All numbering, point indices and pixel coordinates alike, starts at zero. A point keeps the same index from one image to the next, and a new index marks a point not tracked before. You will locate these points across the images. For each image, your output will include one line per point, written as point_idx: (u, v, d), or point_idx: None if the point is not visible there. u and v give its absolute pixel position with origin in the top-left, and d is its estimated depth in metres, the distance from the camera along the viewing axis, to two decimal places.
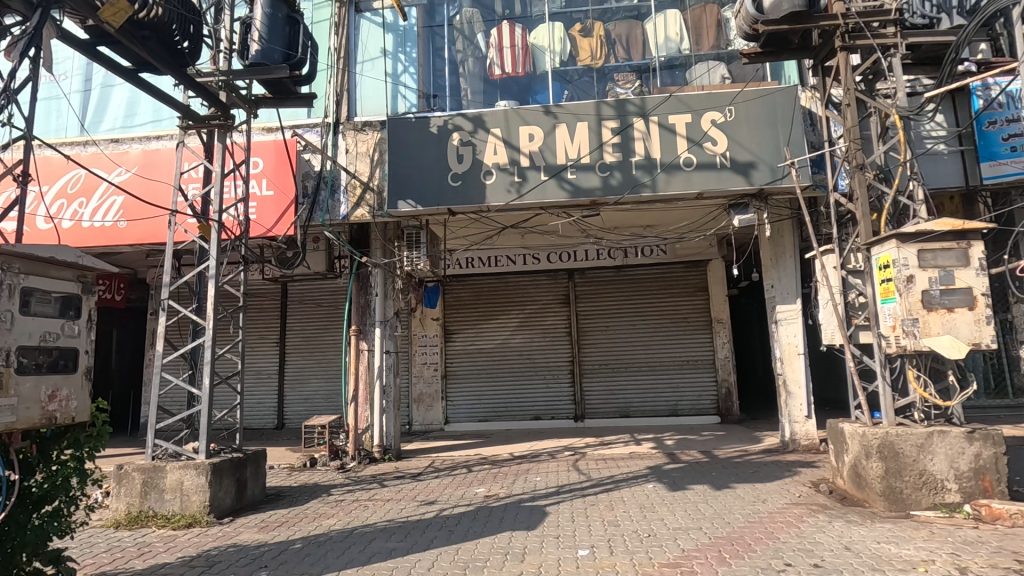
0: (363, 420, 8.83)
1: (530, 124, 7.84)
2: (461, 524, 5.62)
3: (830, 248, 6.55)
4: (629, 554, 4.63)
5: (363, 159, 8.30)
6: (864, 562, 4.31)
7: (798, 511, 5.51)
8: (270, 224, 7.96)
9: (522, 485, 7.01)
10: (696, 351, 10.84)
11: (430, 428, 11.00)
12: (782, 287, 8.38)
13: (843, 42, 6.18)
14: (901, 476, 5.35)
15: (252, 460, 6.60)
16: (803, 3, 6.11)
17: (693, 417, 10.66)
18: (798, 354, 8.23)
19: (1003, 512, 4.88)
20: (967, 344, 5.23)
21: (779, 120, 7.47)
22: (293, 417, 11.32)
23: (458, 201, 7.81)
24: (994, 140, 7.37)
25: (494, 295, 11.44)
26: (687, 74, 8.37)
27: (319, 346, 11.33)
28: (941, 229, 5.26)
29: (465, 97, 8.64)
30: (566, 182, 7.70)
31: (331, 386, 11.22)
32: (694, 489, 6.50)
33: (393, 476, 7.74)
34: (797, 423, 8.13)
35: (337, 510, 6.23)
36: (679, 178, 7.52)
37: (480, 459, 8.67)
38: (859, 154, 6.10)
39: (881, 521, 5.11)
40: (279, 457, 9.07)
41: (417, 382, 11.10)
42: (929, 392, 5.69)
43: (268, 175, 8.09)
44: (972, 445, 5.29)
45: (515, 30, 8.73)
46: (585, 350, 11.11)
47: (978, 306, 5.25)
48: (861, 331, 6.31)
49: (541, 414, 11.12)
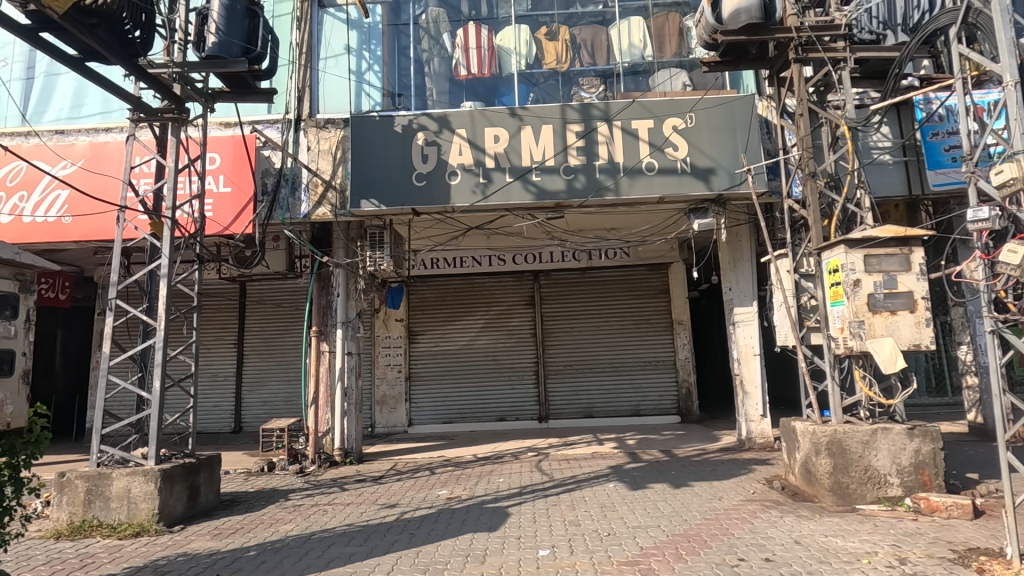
0: (323, 423, 8.63)
1: (495, 125, 7.85)
2: (422, 527, 5.57)
3: (784, 253, 6.76)
4: (588, 553, 4.69)
5: (325, 157, 8.15)
6: (813, 555, 4.48)
7: (752, 508, 5.68)
8: (227, 222, 7.75)
9: (485, 486, 7.01)
10: (658, 352, 11.06)
11: (393, 430, 10.87)
12: (739, 290, 8.62)
13: (796, 55, 6.46)
14: (847, 471, 5.59)
15: (206, 465, 6.39)
16: (760, 15, 6.28)
17: (655, 417, 10.88)
18: (754, 354, 8.49)
19: (939, 504, 5.16)
20: (909, 345, 5.49)
21: (737, 127, 7.69)
22: (251, 420, 10.99)
23: (423, 200, 7.75)
24: (937, 150, 7.71)
25: (460, 296, 11.39)
26: (650, 81, 8.53)
27: (280, 348, 11.08)
28: (885, 236, 5.51)
29: (431, 97, 8.58)
30: (531, 183, 7.74)
31: (291, 389, 10.99)
32: (654, 487, 6.63)
33: (353, 480, 7.61)
34: (753, 422, 8.37)
35: (295, 515, 6.08)
36: (642, 183, 7.66)
37: (443, 461, 8.62)
38: (811, 163, 6.34)
39: (829, 515, 5.33)
40: (236, 461, 8.80)
41: (380, 385, 10.98)
42: (873, 391, 5.95)
43: (226, 171, 7.88)
44: (912, 441, 5.56)
45: (481, 31, 8.73)
46: (549, 350, 11.19)
47: (919, 309, 5.53)
48: (812, 332, 6.57)
49: (506, 415, 11.12)
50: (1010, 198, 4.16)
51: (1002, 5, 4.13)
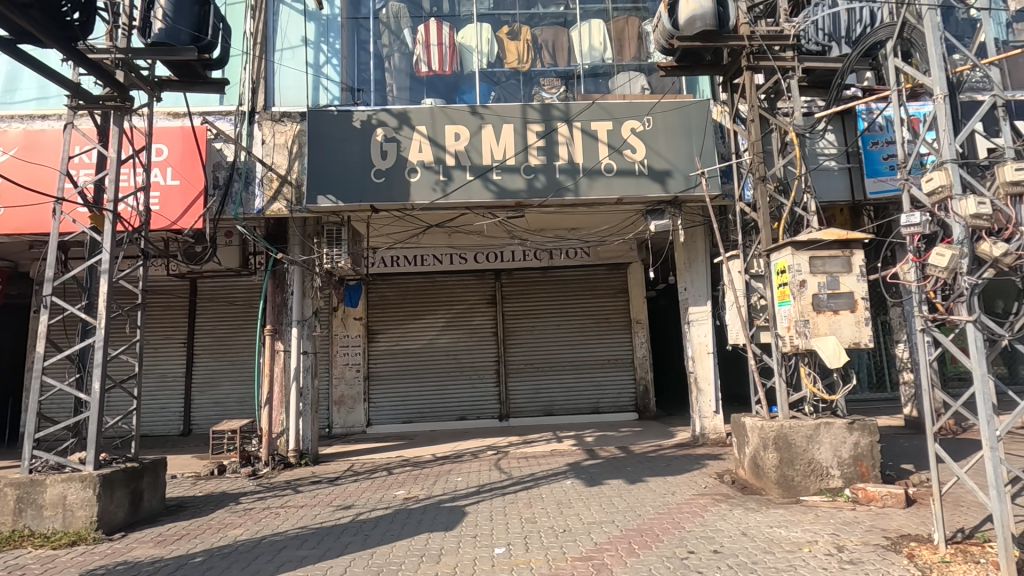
0: (278, 424, 8.42)
1: (456, 123, 7.82)
2: (378, 528, 5.50)
3: (736, 254, 6.98)
4: (544, 550, 4.73)
5: (280, 151, 7.94)
6: (758, 545, 4.65)
7: (703, 501, 5.85)
8: (175, 216, 7.45)
9: (443, 485, 6.98)
10: (617, 350, 11.25)
11: (352, 431, 10.67)
12: (694, 290, 8.86)
13: (748, 62, 6.68)
14: (793, 465, 5.82)
15: (150, 469, 6.12)
16: (714, 22, 6.52)
17: (614, 414, 11.06)
18: (708, 353, 8.73)
19: (875, 494, 5.42)
20: (850, 343, 5.75)
21: (693, 131, 7.89)
22: (201, 422, 10.60)
23: (382, 197, 7.64)
24: (876, 159, 8.14)
25: (421, 294, 11.29)
26: (610, 83, 8.64)
27: (233, 347, 10.75)
28: (829, 238, 5.76)
29: (391, 92, 8.44)
30: (491, 182, 7.74)
31: (245, 389, 10.69)
32: (610, 483, 6.74)
33: (308, 482, 7.44)
34: (706, 418, 8.61)
35: (245, 519, 5.91)
36: (601, 183, 7.77)
37: (401, 461, 8.52)
38: (761, 167, 6.56)
39: (775, 507, 5.54)
40: (184, 465, 8.47)
41: (337, 384, 10.72)
42: (817, 386, 6.21)
43: (174, 164, 7.56)
44: (852, 435, 5.83)
45: (443, 28, 8.67)
46: (511, 349, 11.22)
47: (859, 309, 5.80)
48: (761, 331, 6.80)
49: (466, 414, 11.09)
50: (939, 205, 4.39)
51: (932, 22, 4.34)
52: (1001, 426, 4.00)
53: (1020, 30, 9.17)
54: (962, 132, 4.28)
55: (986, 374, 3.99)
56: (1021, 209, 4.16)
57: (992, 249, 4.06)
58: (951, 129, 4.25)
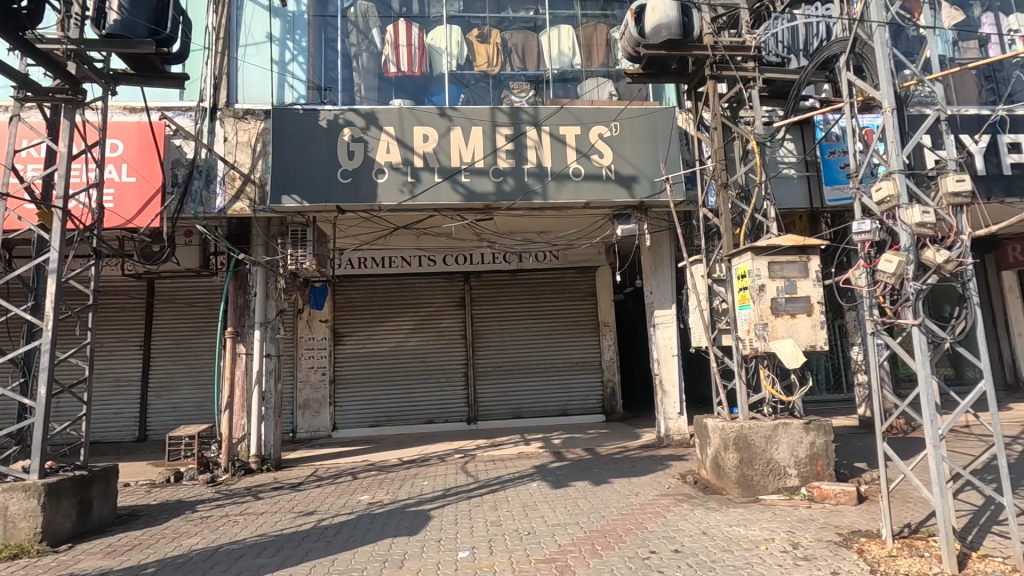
0: (239, 429, 8.20)
1: (424, 124, 7.78)
2: (341, 534, 5.41)
3: (699, 259, 7.15)
4: (507, 552, 4.73)
5: (243, 149, 7.75)
6: (717, 544, 4.75)
7: (666, 502, 5.95)
8: (130, 215, 7.20)
9: (408, 490, 6.91)
10: (585, 352, 11.36)
11: (316, 435, 10.48)
12: (660, 293, 9.02)
13: (711, 71, 6.85)
14: (752, 464, 5.96)
15: (100, 477, 5.87)
16: (679, 32, 6.69)
17: (581, 416, 11.16)
18: (673, 355, 8.89)
19: (829, 492, 5.61)
20: (806, 345, 5.92)
21: (659, 138, 8.03)
22: (158, 428, 10.25)
23: (349, 198, 7.52)
24: (834, 167, 8.46)
25: (389, 296, 11.17)
26: (579, 88, 8.74)
27: (193, 350, 10.45)
28: (786, 244, 5.93)
29: (359, 92, 8.35)
30: (459, 185, 7.72)
31: (205, 393, 10.39)
32: (576, 485, 6.80)
33: (269, 488, 7.26)
34: (671, 420, 8.76)
35: (201, 527, 5.74)
36: (569, 188, 7.84)
37: (367, 466, 8.41)
38: (723, 174, 6.73)
39: (734, 506, 5.67)
40: (137, 473, 8.16)
41: (302, 387, 10.55)
42: (776, 388, 6.38)
43: (130, 160, 7.30)
44: (809, 435, 6.02)
45: (412, 29, 8.62)
46: (479, 352, 11.20)
47: (815, 312, 5.99)
48: (723, 334, 6.96)
49: (433, 417, 11.00)
50: (887, 214, 4.58)
51: (882, 39, 4.52)
52: (944, 425, 4.19)
53: (964, 49, 9.68)
54: (909, 144, 4.45)
55: (930, 376, 4.17)
56: (962, 218, 4.37)
57: (935, 256, 4.25)
58: (898, 140, 4.43)
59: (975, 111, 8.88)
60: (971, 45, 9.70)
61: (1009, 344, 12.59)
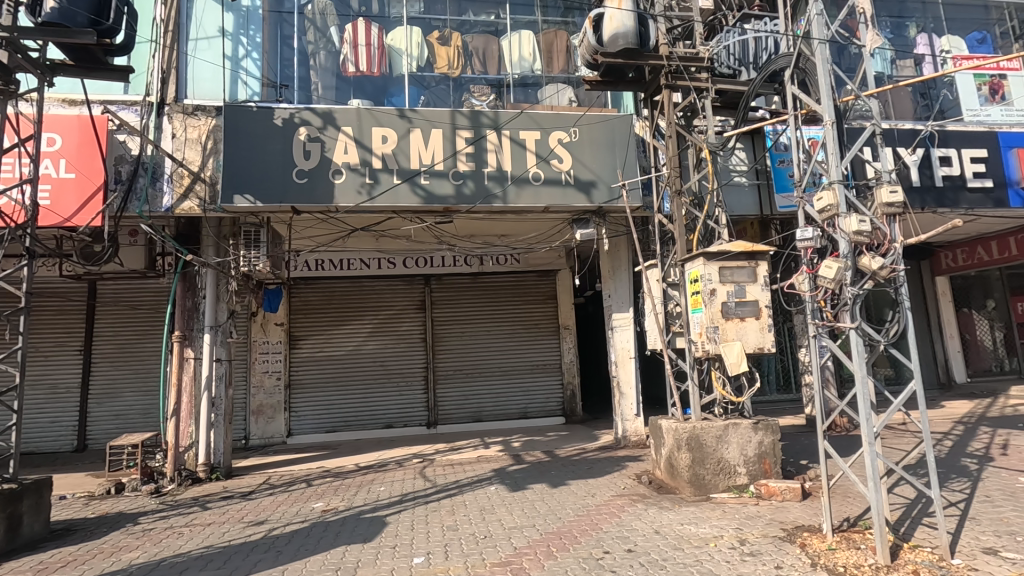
0: (186, 436, 7.90)
1: (383, 125, 7.70)
2: (292, 543, 5.28)
3: (655, 263, 7.32)
4: (463, 557, 4.71)
5: (193, 147, 7.48)
6: (669, 542, 4.86)
7: (620, 502, 6.05)
8: (69, 212, 6.82)
9: (364, 496, 6.80)
10: (545, 355, 11.44)
11: (271, 442, 10.18)
12: (618, 297, 9.18)
13: (667, 81, 7.03)
14: (703, 464, 6.13)
15: (32, 491, 5.53)
16: (635, 41, 6.87)
17: (542, 418, 11.23)
18: (630, 357, 9.05)
19: (776, 489, 5.82)
20: (754, 348, 6.13)
21: (617, 145, 8.19)
22: (98, 437, 9.74)
23: (304, 199, 7.35)
24: (783, 176, 8.79)
25: (347, 299, 10.97)
26: (539, 94, 8.82)
27: (138, 355, 10.00)
28: (736, 250, 6.13)
29: (316, 91, 8.18)
30: (419, 187, 7.66)
31: (150, 400, 9.95)
32: (534, 488, 6.83)
33: (218, 498, 7.01)
34: (628, 421, 8.92)
35: (143, 541, 5.49)
36: (529, 192, 7.89)
37: (322, 472, 8.22)
38: (677, 181, 6.92)
39: (686, 505, 5.81)
40: (75, 485, 7.74)
41: (256, 393, 10.20)
42: (726, 389, 6.58)
43: (68, 155, 6.92)
44: (757, 434, 6.23)
45: (371, 28, 8.53)
46: (440, 356, 11.13)
47: (763, 316, 6.21)
48: (677, 337, 7.14)
49: (393, 422, 10.85)
50: (828, 222, 4.79)
51: (823, 55, 4.73)
52: (879, 423, 4.41)
53: (902, 67, 10.23)
54: (848, 156, 4.68)
55: (866, 376, 4.39)
56: (895, 227, 4.62)
57: (870, 263, 4.48)
58: (838, 152, 4.65)
59: (910, 125, 9.40)
60: (908, 64, 10.26)
61: (942, 345, 13.34)
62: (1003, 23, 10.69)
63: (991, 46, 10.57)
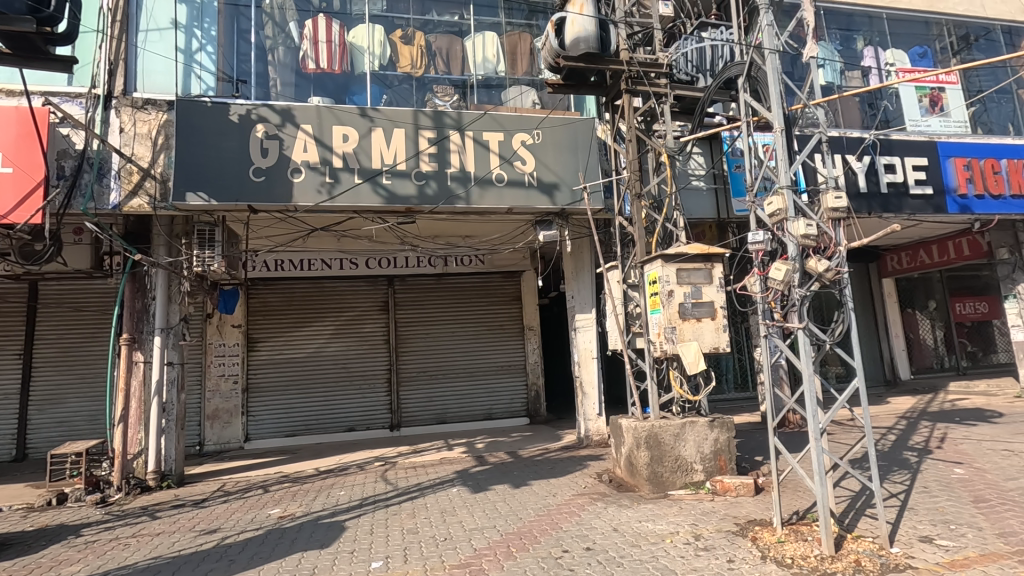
0: (135, 443, 7.59)
1: (345, 124, 7.58)
2: (245, 551, 5.13)
3: (615, 265, 7.45)
4: (422, 560, 4.68)
5: (142, 142, 7.20)
6: (626, 539, 4.94)
7: (581, 501, 6.11)
8: (5, 210, 6.42)
9: (322, 501, 6.67)
10: (510, 356, 11.46)
11: (227, 447, 9.87)
12: (580, 298, 9.29)
13: (627, 86, 7.15)
14: (661, 462, 6.25)
15: None
16: (596, 46, 6.96)
17: (506, 419, 11.26)
18: (592, 357, 9.16)
19: (730, 485, 5.97)
20: (710, 348, 6.28)
21: (579, 147, 8.29)
22: (40, 445, 9.26)
23: (261, 197, 7.17)
24: (739, 180, 9.07)
25: (308, 301, 10.74)
26: (503, 95, 8.85)
27: (84, 359, 9.55)
28: (692, 252, 6.28)
29: (274, 87, 8.00)
30: (381, 186, 7.57)
31: (97, 405, 9.52)
32: (495, 489, 6.84)
33: (168, 506, 6.75)
34: (590, 421, 9.03)
35: (85, 553, 5.25)
36: (492, 193, 7.90)
37: (280, 477, 8.02)
38: (637, 184, 7.04)
39: (645, 503, 5.92)
40: (11, 496, 7.33)
41: (211, 397, 9.91)
42: (684, 388, 6.72)
43: (5, 148, 6.53)
44: (713, 432, 6.39)
45: (332, 25, 8.39)
46: (403, 357, 11.02)
47: (718, 316, 6.38)
48: (636, 337, 7.26)
49: (355, 425, 10.68)
50: (777, 225, 4.97)
51: (773, 65, 4.92)
52: (825, 419, 4.59)
53: (850, 77, 10.68)
54: (796, 162, 4.84)
55: (813, 374, 4.56)
56: (840, 231, 4.82)
57: (817, 265, 4.65)
58: (787, 159, 4.81)
59: (857, 134, 9.83)
60: (855, 75, 10.73)
61: (888, 344, 13.97)
62: (942, 39, 11.30)
63: (931, 61, 11.20)
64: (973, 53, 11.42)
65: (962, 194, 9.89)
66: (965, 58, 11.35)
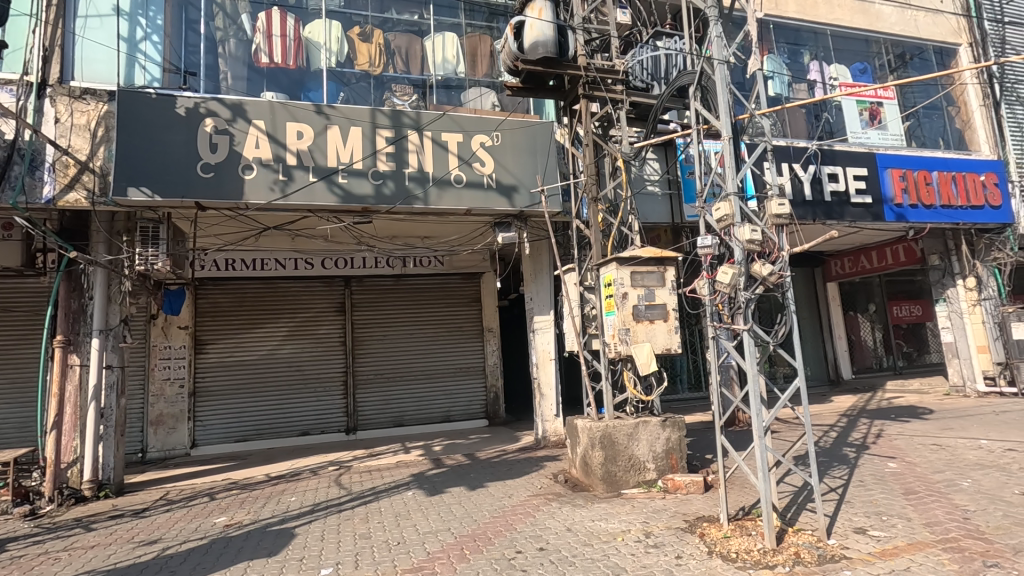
0: (70, 451, 7.19)
1: (299, 121, 7.41)
2: (188, 562, 4.93)
3: (572, 268, 7.55)
4: (374, 565, 4.61)
5: (80, 133, 6.83)
6: (579, 539, 5.00)
7: (536, 502, 6.15)
8: None
9: (272, 508, 6.48)
10: (468, 358, 11.43)
11: (172, 454, 9.47)
12: (539, 299, 9.36)
13: (585, 91, 7.25)
14: (615, 461, 6.36)
15: None
16: (554, 50, 7.03)
17: (464, 422, 11.21)
18: (550, 359, 9.22)
19: (681, 483, 6.11)
20: (662, 348, 6.44)
21: (538, 150, 8.35)
22: None
23: (210, 194, 6.92)
24: (692, 186, 9.34)
25: (260, 301, 10.42)
26: (462, 97, 8.85)
27: (13, 362, 8.98)
28: (646, 255, 6.43)
29: (225, 81, 7.78)
30: (336, 185, 7.42)
31: (28, 411, 8.97)
32: (451, 491, 6.80)
33: (105, 517, 6.41)
34: (547, 422, 9.09)
35: (10, 569, 4.93)
36: (450, 194, 7.86)
37: (228, 484, 7.74)
38: (593, 188, 7.15)
39: (598, 502, 6.00)
40: None
41: (155, 402, 9.49)
42: (637, 389, 6.86)
43: None
44: (664, 431, 6.54)
45: (287, 19, 8.18)
46: (360, 359, 10.83)
47: (670, 318, 6.54)
48: (592, 338, 7.37)
49: (309, 429, 10.41)
50: (724, 230, 5.12)
51: (722, 75, 5.09)
52: (768, 418, 4.77)
53: (797, 90, 11.18)
54: (742, 169, 5.02)
55: (757, 374, 4.73)
56: (782, 237, 5.02)
57: (762, 269, 4.82)
58: (734, 166, 4.99)
59: (801, 143, 10.29)
60: (802, 87, 11.23)
61: (832, 345, 14.64)
62: (881, 56, 11.95)
63: (870, 77, 11.82)
64: (909, 71, 12.11)
65: (898, 203, 10.47)
66: (902, 75, 12.03)
